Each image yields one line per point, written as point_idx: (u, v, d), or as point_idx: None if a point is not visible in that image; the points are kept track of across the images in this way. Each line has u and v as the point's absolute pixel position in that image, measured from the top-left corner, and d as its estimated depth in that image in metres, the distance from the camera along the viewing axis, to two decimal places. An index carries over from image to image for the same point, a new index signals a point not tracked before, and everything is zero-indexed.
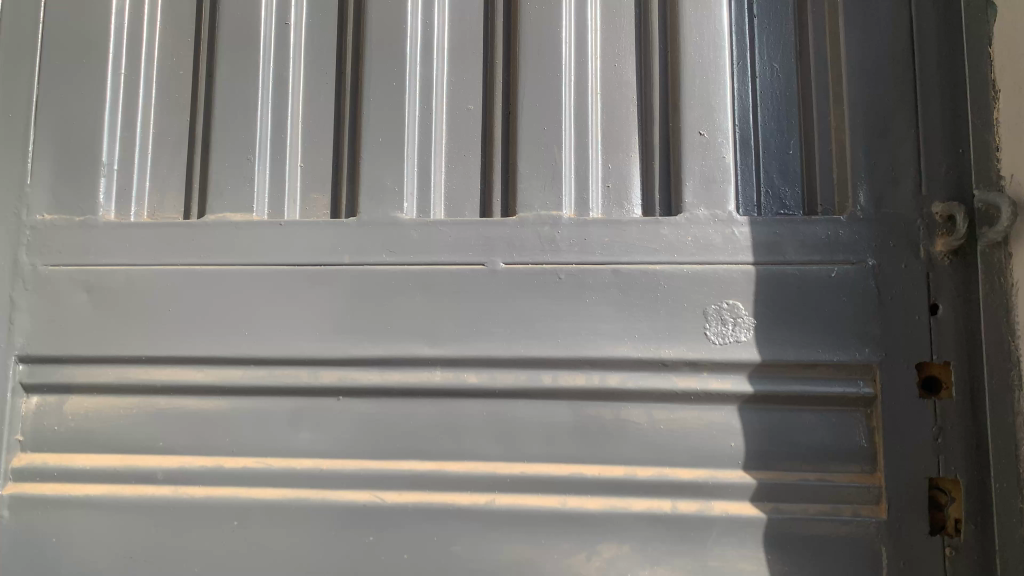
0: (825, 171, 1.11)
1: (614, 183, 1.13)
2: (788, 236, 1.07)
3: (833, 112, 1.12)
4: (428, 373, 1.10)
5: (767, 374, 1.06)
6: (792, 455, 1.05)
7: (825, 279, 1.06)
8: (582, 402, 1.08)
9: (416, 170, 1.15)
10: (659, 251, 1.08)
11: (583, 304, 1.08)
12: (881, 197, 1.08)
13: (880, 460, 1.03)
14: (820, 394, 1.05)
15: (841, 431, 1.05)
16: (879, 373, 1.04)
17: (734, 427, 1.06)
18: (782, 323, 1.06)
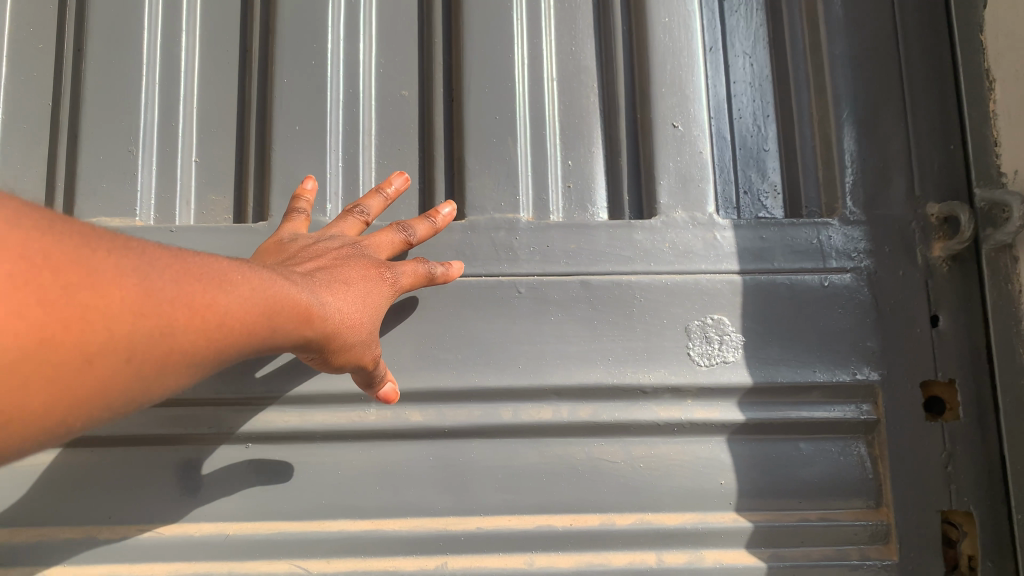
0: (807, 170, 1.00)
1: (576, 182, 0.98)
2: (776, 241, 0.95)
3: (813, 106, 1.01)
4: (362, 412, 0.91)
5: (758, 399, 0.92)
6: (789, 492, 0.91)
7: (819, 290, 0.94)
8: (548, 441, 0.92)
9: (341, 164, 0.96)
10: (634, 260, 0.93)
11: (548, 323, 0.92)
12: (874, 198, 0.97)
13: (888, 493, 0.91)
14: (819, 420, 0.92)
15: (842, 463, 0.92)
16: (881, 394, 0.92)
17: (724, 462, 0.92)
18: (773, 340, 0.93)
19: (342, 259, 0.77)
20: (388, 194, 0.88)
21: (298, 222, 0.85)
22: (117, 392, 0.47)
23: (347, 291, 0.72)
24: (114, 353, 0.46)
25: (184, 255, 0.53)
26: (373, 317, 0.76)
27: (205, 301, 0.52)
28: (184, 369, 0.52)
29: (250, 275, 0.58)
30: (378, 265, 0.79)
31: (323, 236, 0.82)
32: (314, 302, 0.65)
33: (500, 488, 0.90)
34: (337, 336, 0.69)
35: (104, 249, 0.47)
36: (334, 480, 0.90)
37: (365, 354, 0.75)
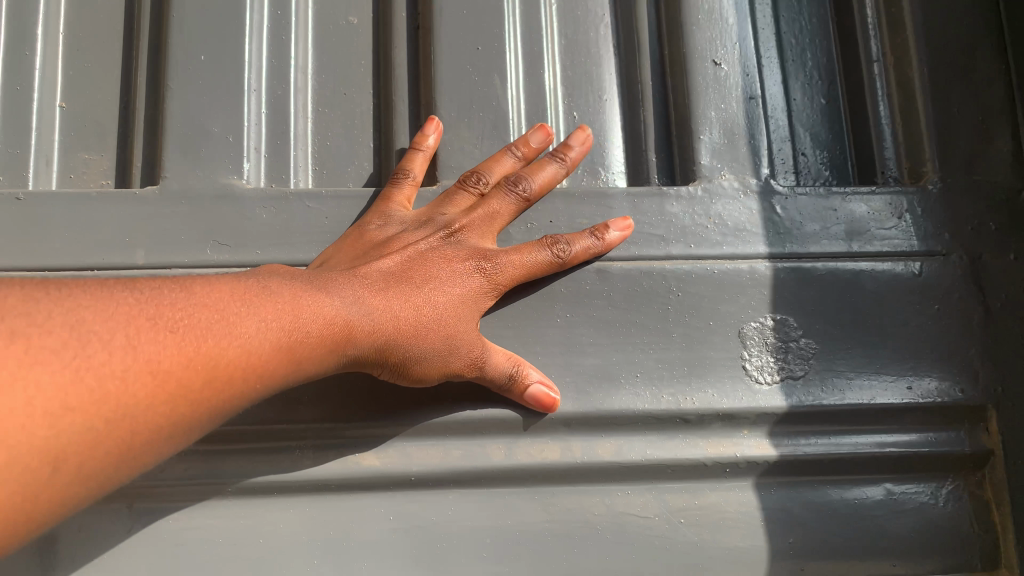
0: (884, 125, 0.77)
1: (584, 140, 0.73)
2: (851, 216, 0.71)
3: (886, 39, 0.77)
4: (294, 454, 0.65)
5: (834, 428, 0.69)
6: (882, 554, 0.67)
7: (910, 280, 0.71)
8: (553, 490, 0.67)
9: (265, 109, 0.69)
10: (666, 241, 0.69)
11: (552, 327, 0.67)
12: (974, 159, 0.74)
13: (1010, 551, 0.67)
14: (916, 454, 0.69)
15: (947, 511, 0.69)
16: (994, 416, 0.69)
17: (791, 514, 0.68)
18: (853, 347, 0.69)
19: (428, 250, 0.62)
20: (524, 151, 0.67)
21: (406, 191, 0.65)
22: (68, 492, 0.41)
23: (414, 296, 0.58)
24: (34, 464, 0.38)
25: (153, 301, 0.45)
26: (464, 323, 0.60)
27: (166, 363, 0.43)
28: (157, 438, 0.44)
29: (229, 318, 0.47)
30: (475, 252, 0.63)
31: (425, 219, 0.64)
32: (348, 321, 0.54)
33: (490, 559, 0.64)
34: (392, 350, 0.57)
35: (26, 327, 0.38)
36: (253, 553, 0.63)
37: (447, 370, 0.59)
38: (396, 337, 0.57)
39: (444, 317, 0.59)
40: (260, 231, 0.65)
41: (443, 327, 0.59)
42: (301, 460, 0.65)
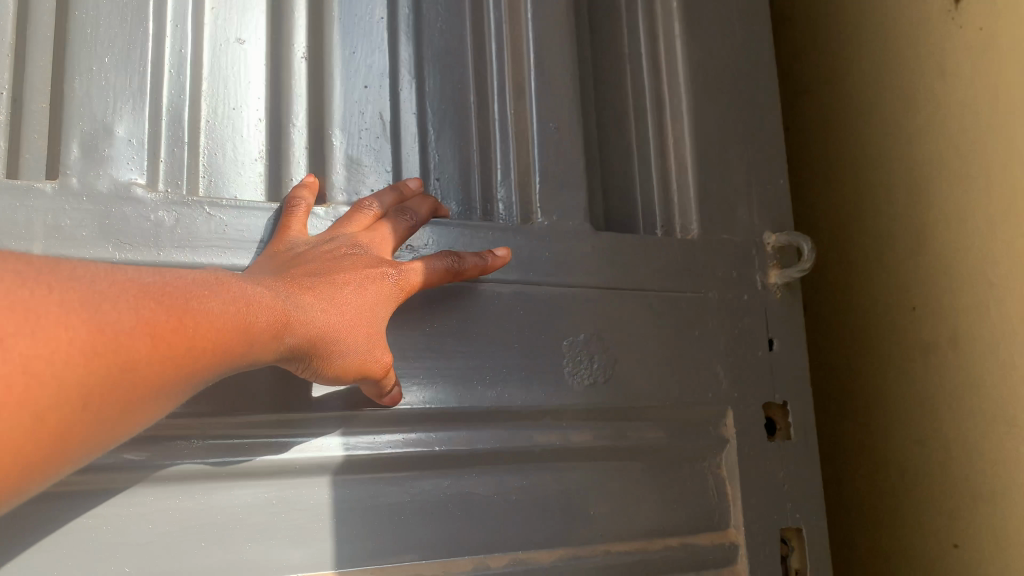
0: (665, 191, 0.99)
1: (443, 178, 0.87)
2: (644, 259, 0.92)
3: (668, 125, 1.00)
4: (184, 445, 0.70)
5: (626, 423, 0.89)
6: (653, 518, 0.89)
7: (682, 311, 0.94)
8: (414, 474, 0.79)
9: (164, 117, 0.73)
10: (510, 269, 0.85)
11: (418, 334, 0.80)
12: (725, 224, 0.98)
13: (736, 513, 0.92)
14: (678, 441, 0.91)
15: (695, 486, 0.92)
16: (730, 414, 0.94)
17: (589, 489, 0.86)
18: (640, 360, 0.90)
19: (343, 255, 0.70)
20: (404, 190, 0.80)
21: (301, 215, 0.72)
22: (87, 432, 0.48)
23: (338, 294, 0.66)
24: (70, 399, 0.46)
25: (141, 280, 0.53)
26: (376, 321, 0.69)
27: (161, 327, 0.51)
28: (152, 395, 0.51)
29: (204, 296, 0.55)
30: (382, 261, 0.72)
31: (331, 235, 0.72)
32: (289, 311, 0.61)
33: (362, 534, 0.75)
34: (323, 340, 0.64)
35: (58, 286, 0.47)
36: (144, 538, 0.68)
37: (366, 360, 0.68)
38: (325, 326, 0.64)
39: (362, 313, 0.68)
40: (162, 236, 0.69)
41: (360, 320, 0.67)
42: (194, 450, 0.70)
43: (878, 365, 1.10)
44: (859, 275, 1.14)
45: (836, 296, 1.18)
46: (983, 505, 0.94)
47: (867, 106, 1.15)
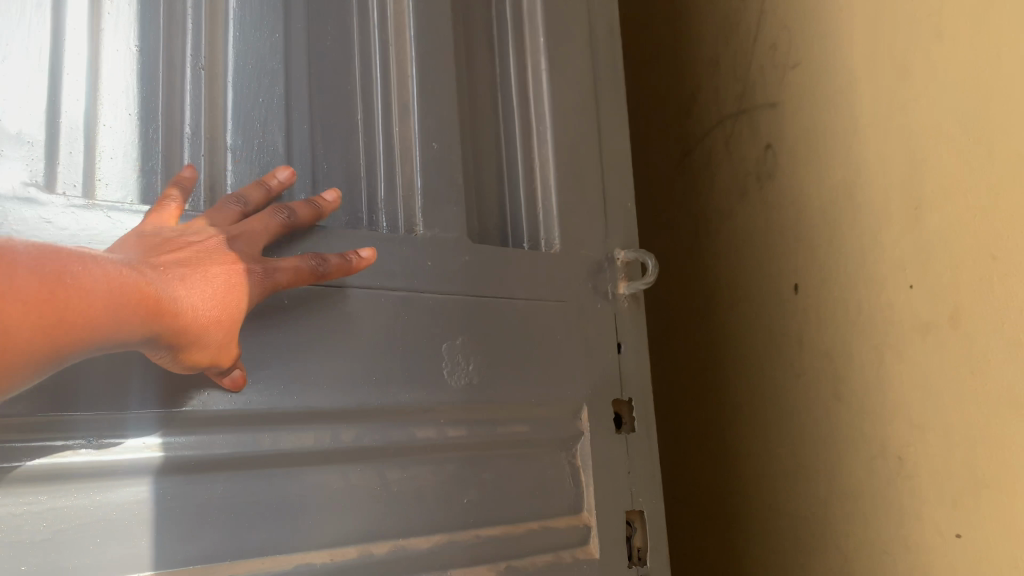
0: (530, 210, 1.09)
1: (330, 190, 0.92)
2: (511, 270, 1.02)
3: (535, 150, 1.10)
4: (78, 446, 0.72)
5: (495, 418, 0.98)
6: (518, 505, 0.98)
7: (545, 317, 1.04)
8: (304, 470, 0.83)
9: (61, 122, 0.75)
10: (392, 278, 0.92)
11: (308, 338, 0.85)
12: (581, 240, 1.10)
13: (588, 498, 1.04)
14: (540, 435, 1.01)
15: (554, 475, 1.02)
16: (584, 411, 1.05)
17: (464, 480, 0.94)
18: (508, 362, 1.00)
19: (213, 249, 0.74)
20: (273, 186, 0.83)
21: (169, 211, 0.74)
22: None
23: (204, 284, 0.71)
24: None
25: (23, 251, 0.59)
26: (236, 315, 0.73)
27: (33, 297, 0.57)
28: (22, 359, 0.58)
29: (82, 269, 0.61)
30: (250, 258, 0.76)
31: (201, 227, 0.75)
32: (159, 292, 0.66)
33: (253, 527, 0.79)
34: (185, 328, 0.69)
35: None
36: (36, 537, 0.69)
37: (220, 347, 0.72)
38: (190, 315, 0.69)
39: (226, 306, 0.72)
40: (61, 238, 0.71)
41: (224, 312, 0.72)
42: (86, 451, 0.72)
43: (877, 349, 1.08)
44: (859, 257, 1.12)
45: (839, 276, 1.15)
46: (989, 491, 0.93)
47: (862, 87, 1.12)
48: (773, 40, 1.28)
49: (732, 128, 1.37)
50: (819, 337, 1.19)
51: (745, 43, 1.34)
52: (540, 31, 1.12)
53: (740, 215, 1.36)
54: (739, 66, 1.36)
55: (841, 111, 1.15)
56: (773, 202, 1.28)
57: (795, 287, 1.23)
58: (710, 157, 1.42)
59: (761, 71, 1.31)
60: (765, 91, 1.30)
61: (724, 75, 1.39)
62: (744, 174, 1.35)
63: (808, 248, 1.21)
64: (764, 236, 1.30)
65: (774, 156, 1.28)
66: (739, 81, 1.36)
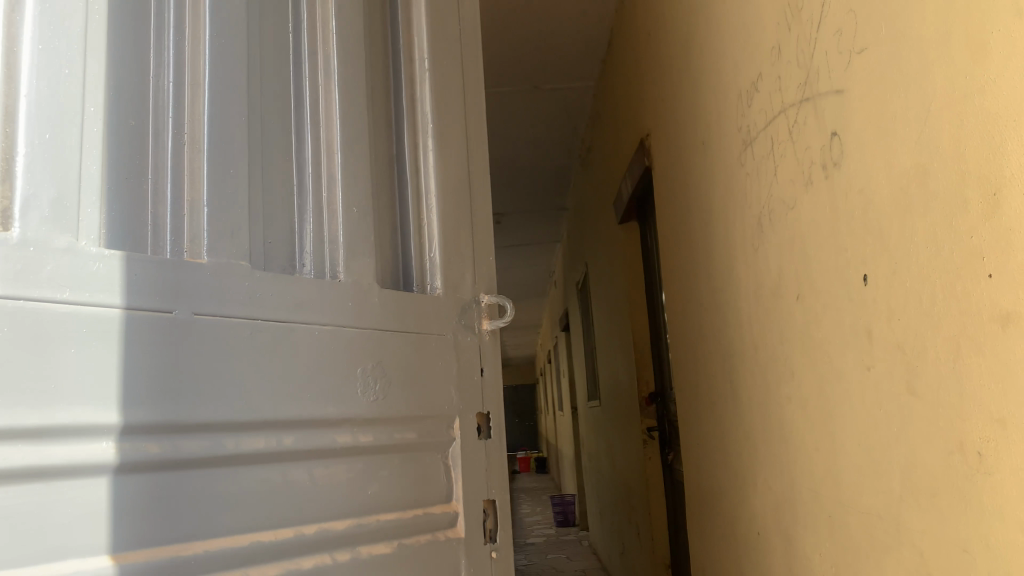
0: (418, 261, 1.37)
1: (273, 242, 1.15)
2: (408, 309, 1.29)
3: (424, 214, 1.39)
4: (100, 446, 0.87)
5: (393, 426, 1.24)
6: (408, 495, 1.25)
7: (432, 347, 1.32)
8: (257, 468, 1.04)
9: (84, 181, 0.91)
10: (324, 316, 1.16)
11: (263, 362, 1.06)
12: (457, 286, 1.39)
13: (457, 490, 1.33)
14: (425, 439, 1.29)
15: (432, 472, 1.30)
16: (456, 421, 1.34)
17: (369, 474, 1.20)
18: (403, 382, 1.26)
19: None
20: None
21: None
22: None
23: None
24: None
25: None
26: None
27: None
28: None
29: None
30: None
31: None
32: None
33: (223, 513, 0.98)
34: None
35: None
36: (65, 519, 0.83)
37: None
38: None
39: None
40: (90, 280, 0.88)
41: None
42: (106, 449, 0.88)
43: (952, 342, 0.83)
44: (922, 245, 0.87)
45: (903, 268, 0.91)
46: None
47: (900, 50, 0.89)
48: (838, 25, 1.04)
49: (797, 116, 1.22)
50: (873, 343, 1.00)
51: (809, 29, 1.14)
52: (426, 119, 1.41)
53: (802, 206, 1.22)
54: (804, 54, 1.17)
55: (880, 81, 0.93)
56: (837, 192, 1.08)
57: (863, 278, 1.01)
58: (772, 147, 1.34)
59: (824, 56, 1.09)
60: (830, 78, 1.08)
61: (788, 66, 1.24)
62: (808, 163, 1.19)
63: (861, 234, 1.02)
64: (833, 230, 1.10)
65: (841, 144, 1.06)
66: (800, 64, 1.19)
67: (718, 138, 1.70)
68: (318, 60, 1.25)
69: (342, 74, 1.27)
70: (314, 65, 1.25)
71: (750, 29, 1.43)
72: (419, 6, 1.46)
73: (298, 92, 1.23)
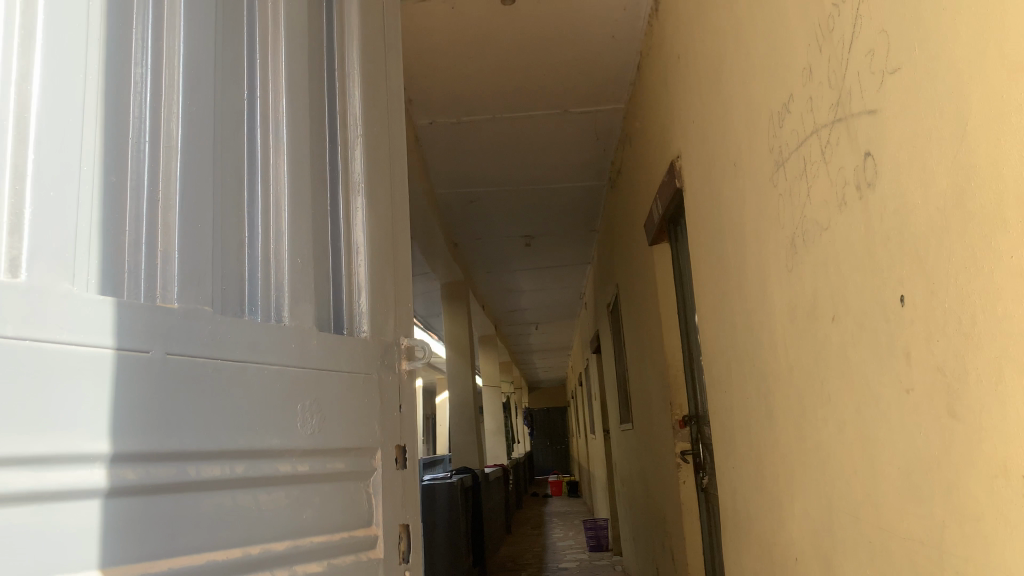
0: (349, 305, 1.53)
1: (229, 288, 1.27)
2: (342, 350, 1.44)
3: (358, 264, 1.55)
4: (89, 470, 0.97)
5: (324, 455, 1.37)
6: (337, 519, 1.38)
7: (359, 383, 1.47)
8: (212, 492, 1.14)
9: (80, 233, 1.02)
10: (275, 356, 1.29)
11: (222, 398, 1.17)
12: (381, 329, 1.57)
13: (377, 515, 1.47)
14: (350, 468, 1.42)
15: (356, 498, 1.43)
16: (377, 452, 1.49)
17: (304, 500, 1.31)
18: (335, 417, 1.40)
19: None
20: None
21: None
22: None
23: None
24: None
25: None
26: None
27: None
28: None
29: None
30: None
31: None
32: None
33: (183, 532, 1.08)
34: None
35: None
36: (59, 534, 0.93)
37: None
38: None
39: None
40: (86, 324, 0.99)
41: None
42: (94, 473, 0.98)
43: (995, 364, 0.99)
44: (961, 266, 1.05)
45: (942, 291, 1.11)
46: None
47: (934, 76, 1.08)
48: (871, 47, 1.26)
49: (829, 137, 1.45)
50: (914, 362, 1.19)
51: (842, 52, 1.36)
52: (357, 180, 1.59)
53: (837, 225, 1.44)
54: (836, 80, 1.40)
55: (916, 106, 1.13)
56: (874, 211, 1.29)
57: (903, 298, 1.21)
58: (806, 167, 1.58)
59: (859, 82, 1.31)
60: (864, 100, 1.30)
61: (821, 89, 1.47)
62: (843, 183, 1.41)
63: (897, 251, 1.22)
64: (869, 244, 1.31)
65: (874, 164, 1.28)
66: (833, 91, 1.42)
67: (752, 158, 1.93)
68: (269, 125, 1.41)
69: (289, 142, 1.44)
70: (267, 131, 1.41)
71: (783, 61, 1.66)
72: (353, 79, 1.65)
73: (251, 154, 1.37)
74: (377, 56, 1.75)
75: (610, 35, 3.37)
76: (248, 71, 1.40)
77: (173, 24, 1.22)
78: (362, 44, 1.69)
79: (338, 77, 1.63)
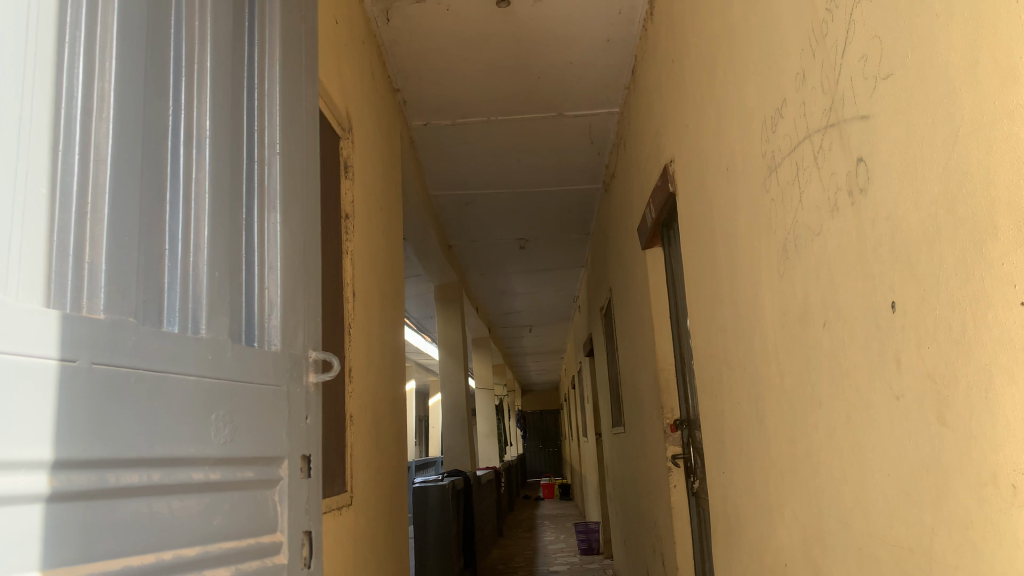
0: (261, 322, 1.51)
1: (149, 301, 1.21)
2: (253, 360, 1.42)
3: (268, 277, 1.53)
4: (21, 475, 0.91)
5: (234, 463, 1.33)
6: (247, 525, 1.34)
7: (267, 393, 1.44)
8: (129, 499, 1.09)
9: (18, 240, 0.96)
10: (192, 366, 1.24)
11: (143, 407, 1.12)
12: (291, 341, 1.56)
13: (284, 520, 1.45)
14: (257, 476, 1.39)
15: (264, 503, 1.40)
16: (284, 461, 1.47)
17: (215, 508, 1.27)
18: (245, 426, 1.36)
19: None
20: None
21: None
22: None
23: None
24: None
25: None
26: None
27: None
28: None
29: None
30: None
31: None
32: None
33: (99, 540, 1.02)
34: None
35: None
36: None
37: None
38: None
39: None
40: (23, 335, 0.93)
41: None
42: (29, 479, 0.92)
43: (986, 370, 0.95)
44: (954, 275, 1.01)
45: (932, 297, 1.07)
46: None
47: (926, 78, 1.04)
48: (864, 52, 1.21)
49: (822, 141, 1.41)
50: (905, 368, 1.15)
51: (834, 56, 1.32)
52: (271, 193, 1.57)
53: (830, 230, 1.40)
54: (829, 83, 1.36)
55: (908, 109, 1.09)
56: (868, 218, 1.25)
57: (894, 305, 1.17)
58: (799, 171, 1.54)
59: (852, 84, 1.26)
60: (856, 105, 1.26)
61: (814, 93, 1.43)
62: (836, 189, 1.36)
63: (890, 258, 1.18)
64: (862, 251, 1.27)
65: (868, 169, 1.24)
66: (827, 94, 1.37)
67: (745, 164, 1.89)
68: (195, 134, 1.36)
69: (211, 154, 1.39)
70: (192, 143, 1.35)
71: (776, 64, 1.62)
72: (273, 97, 1.63)
73: (172, 165, 1.30)
74: (299, 74, 1.74)
75: (607, 38, 3.33)
76: (181, 77, 1.34)
77: (111, 17, 1.16)
78: (283, 62, 1.68)
79: (259, 91, 1.60)
